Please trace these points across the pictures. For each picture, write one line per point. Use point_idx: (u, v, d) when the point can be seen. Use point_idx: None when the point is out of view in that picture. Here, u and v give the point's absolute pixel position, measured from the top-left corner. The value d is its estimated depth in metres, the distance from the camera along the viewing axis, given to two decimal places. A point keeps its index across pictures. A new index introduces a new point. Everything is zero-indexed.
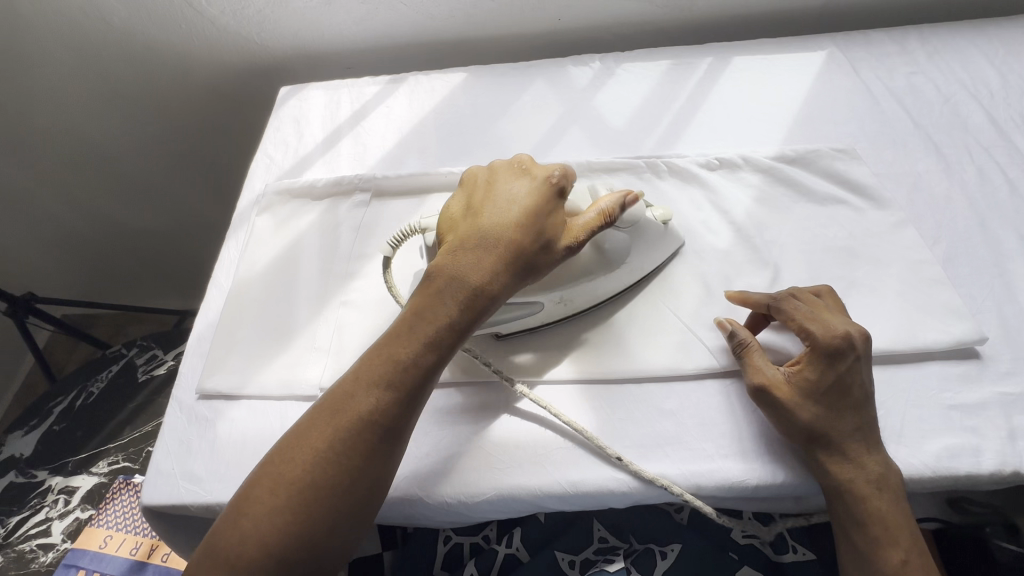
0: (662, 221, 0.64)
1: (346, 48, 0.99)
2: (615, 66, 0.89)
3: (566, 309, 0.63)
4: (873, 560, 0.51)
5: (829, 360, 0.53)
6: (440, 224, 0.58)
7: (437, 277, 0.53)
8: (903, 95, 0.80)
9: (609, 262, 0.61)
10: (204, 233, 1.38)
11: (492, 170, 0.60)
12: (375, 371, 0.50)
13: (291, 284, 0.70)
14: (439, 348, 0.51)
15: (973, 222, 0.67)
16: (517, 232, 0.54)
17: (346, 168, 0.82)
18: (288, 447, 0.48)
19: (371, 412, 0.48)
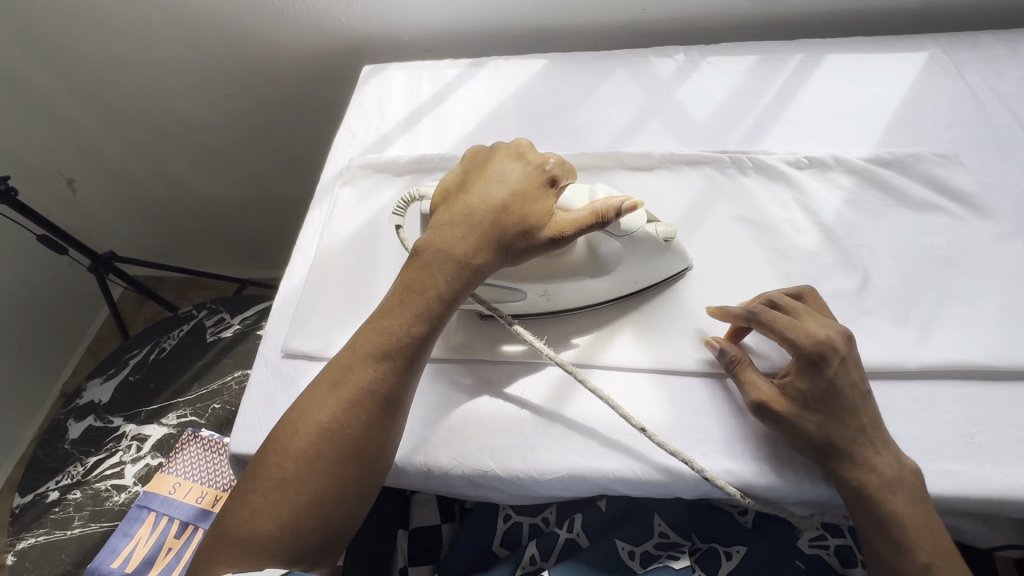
0: (663, 237, 0.60)
1: (428, 31, 1.01)
2: (700, 59, 0.88)
3: (550, 304, 0.63)
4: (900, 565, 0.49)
5: (813, 368, 0.52)
6: (434, 199, 0.61)
7: (427, 255, 0.57)
8: (1012, 102, 0.75)
9: (598, 266, 0.60)
10: (269, 208, 1.42)
11: (480, 153, 0.63)
12: (371, 345, 0.55)
13: (373, 255, 0.72)
14: (424, 319, 0.55)
15: None
16: (501, 217, 0.56)
17: (426, 147, 0.84)
18: (294, 419, 0.52)
19: (362, 383, 0.53)
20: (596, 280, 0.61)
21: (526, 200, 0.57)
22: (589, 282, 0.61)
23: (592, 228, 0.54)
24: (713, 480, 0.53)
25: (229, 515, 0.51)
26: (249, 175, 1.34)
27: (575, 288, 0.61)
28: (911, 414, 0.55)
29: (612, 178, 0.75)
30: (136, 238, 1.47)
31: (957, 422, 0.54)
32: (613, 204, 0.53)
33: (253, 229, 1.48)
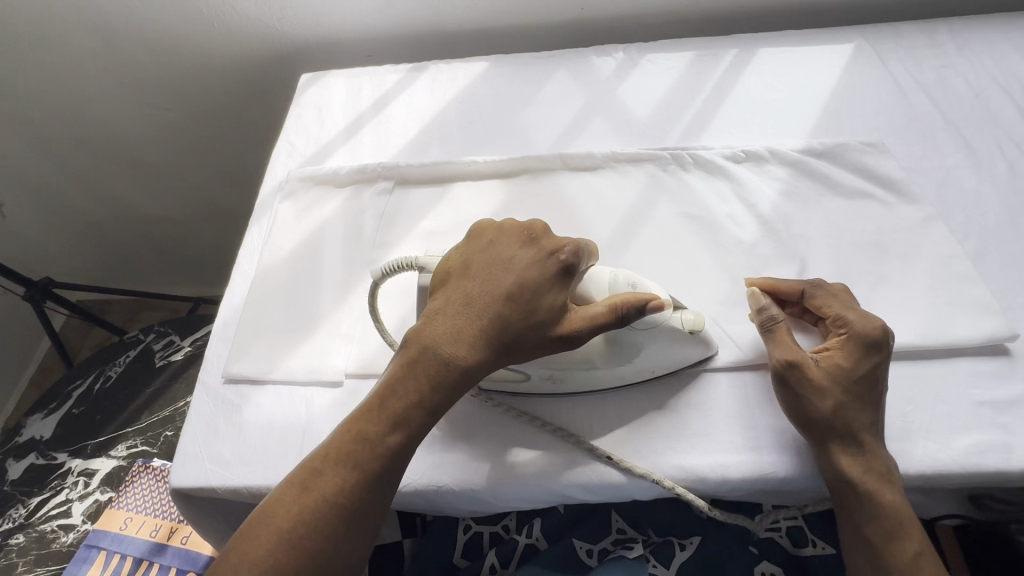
0: (691, 328, 0.56)
1: (366, 36, 0.99)
2: (639, 57, 0.89)
3: (556, 388, 0.59)
4: (887, 554, 0.51)
5: (865, 351, 0.53)
6: (433, 277, 0.56)
7: (421, 348, 0.52)
8: (932, 89, 0.79)
9: (616, 358, 0.56)
10: (214, 224, 1.37)
11: (491, 228, 0.58)
12: (348, 449, 0.48)
13: (316, 271, 0.70)
14: (409, 427, 0.50)
15: (1004, 216, 0.66)
16: (504, 306, 0.52)
17: (368, 156, 0.82)
18: (253, 523, 0.46)
19: (334, 494, 0.47)
20: (610, 370, 0.57)
21: (534, 290, 0.52)
22: (603, 372, 0.57)
23: (608, 327, 0.51)
24: (658, 480, 0.54)
25: None
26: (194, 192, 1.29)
27: (587, 377, 0.57)
28: None
29: (556, 180, 0.75)
30: (71, 261, 1.39)
31: (891, 402, 0.56)
32: (639, 298, 0.51)
33: (200, 247, 1.42)
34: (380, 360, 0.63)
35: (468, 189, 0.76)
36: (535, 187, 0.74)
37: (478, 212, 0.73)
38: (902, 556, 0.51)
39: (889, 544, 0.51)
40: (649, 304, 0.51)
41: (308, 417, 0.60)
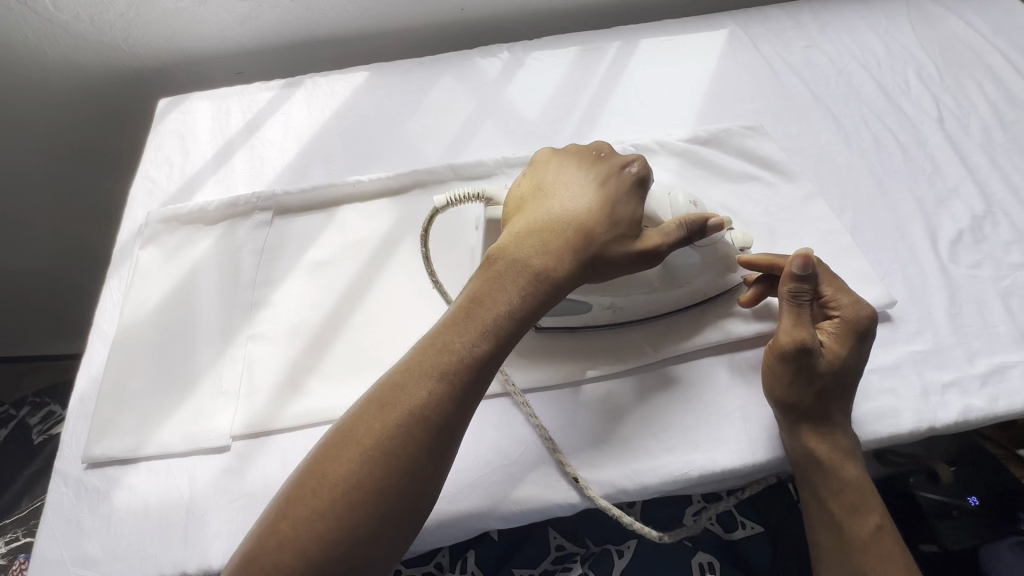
0: (741, 245, 0.58)
1: (230, 51, 0.93)
2: (524, 55, 0.87)
3: (616, 317, 0.59)
4: (845, 525, 0.52)
5: (859, 341, 0.52)
6: (507, 203, 0.55)
7: (502, 260, 0.50)
8: (800, 69, 0.82)
9: (674, 279, 0.56)
10: (65, 278, 1.16)
11: (557, 154, 0.58)
12: (432, 360, 0.45)
13: (189, 322, 0.63)
14: (497, 339, 0.46)
15: (873, 187, 0.69)
16: (584, 215, 0.51)
17: (242, 186, 0.75)
18: (331, 444, 0.42)
19: (425, 404, 0.43)
20: (668, 292, 0.57)
21: (613, 201, 0.52)
22: (661, 296, 0.57)
23: (681, 243, 0.51)
24: (587, 492, 0.52)
25: (241, 557, 0.38)
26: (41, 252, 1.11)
27: (647, 301, 0.57)
28: (754, 382, 0.57)
29: (449, 193, 0.71)
30: None
31: None
32: (701, 218, 0.51)
33: (56, 315, 1.20)
34: (270, 416, 0.57)
35: (355, 212, 0.70)
36: (428, 204, 0.70)
37: (367, 234, 0.68)
38: (860, 529, 0.52)
39: (851, 518, 0.52)
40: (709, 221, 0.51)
41: (190, 492, 0.53)
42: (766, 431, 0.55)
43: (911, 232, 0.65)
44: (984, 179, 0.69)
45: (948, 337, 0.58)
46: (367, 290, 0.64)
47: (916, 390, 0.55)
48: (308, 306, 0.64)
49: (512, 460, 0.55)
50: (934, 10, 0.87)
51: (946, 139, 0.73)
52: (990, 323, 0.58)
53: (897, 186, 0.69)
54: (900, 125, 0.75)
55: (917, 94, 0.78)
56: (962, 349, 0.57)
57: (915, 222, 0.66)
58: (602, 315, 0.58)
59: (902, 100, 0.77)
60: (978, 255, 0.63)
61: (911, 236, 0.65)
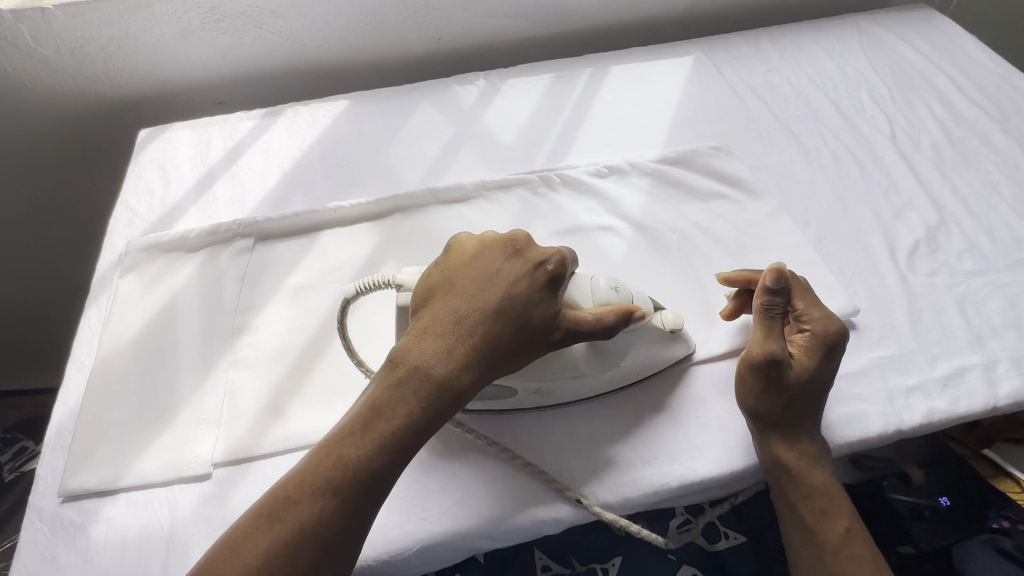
0: (671, 327, 0.57)
1: (211, 84, 0.94)
2: (500, 83, 0.90)
3: (546, 400, 0.57)
4: (814, 530, 0.53)
5: (828, 354, 0.54)
6: (419, 286, 0.53)
7: (406, 365, 0.48)
8: (762, 92, 0.86)
9: (602, 364, 0.55)
10: (39, 308, 1.14)
11: (478, 239, 0.55)
12: (324, 476, 0.44)
13: (169, 350, 0.62)
14: (393, 449, 0.46)
15: (834, 202, 0.72)
16: (492, 317, 0.50)
17: (223, 213, 0.75)
18: (216, 558, 0.42)
19: (311, 524, 0.43)
20: (597, 376, 0.56)
21: (525, 302, 0.50)
22: (590, 379, 0.56)
23: (595, 334, 0.51)
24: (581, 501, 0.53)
25: None
26: (15, 282, 1.09)
27: (575, 386, 0.56)
28: (729, 392, 0.59)
29: (429, 217, 0.72)
30: None
31: None
32: (622, 311, 0.51)
33: (29, 346, 1.17)
34: (254, 441, 0.56)
35: (336, 236, 0.72)
36: (408, 227, 0.72)
37: (348, 258, 0.70)
38: (829, 532, 0.53)
39: (820, 522, 0.53)
40: (633, 314, 0.52)
41: (170, 522, 0.53)
42: (741, 439, 0.56)
43: (871, 244, 0.68)
44: (936, 192, 0.73)
45: (909, 343, 0.60)
46: None
47: (882, 394, 0.57)
48: (289, 331, 0.64)
49: (496, 477, 0.55)
50: (884, 36, 0.93)
51: (899, 155, 0.77)
52: (948, 329, 0.61)
53: (856, 200, 0.72)
54: (857, 143, 0.79)
55: (871, 114, 0.82)
56: (924, 354, 0.60)
57: (875, 234, 0.69)
58: (530, 400, 0.56)
59: (857, 120, 0.82)
60: (934, 264, 0.66)
61: (872, 247, 0.68)
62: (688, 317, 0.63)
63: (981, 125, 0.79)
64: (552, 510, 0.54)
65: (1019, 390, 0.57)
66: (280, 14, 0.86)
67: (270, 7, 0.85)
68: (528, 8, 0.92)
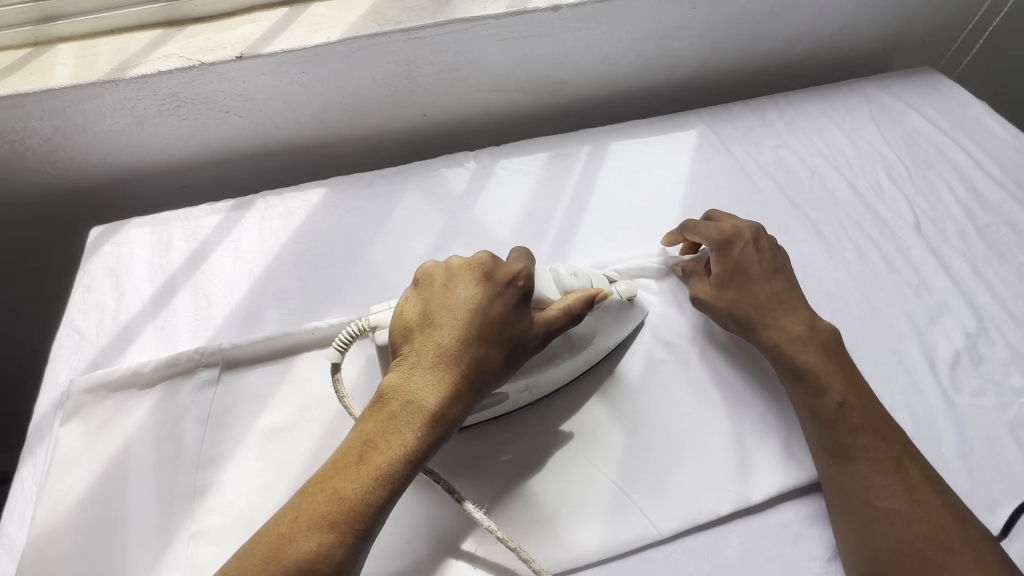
0: (627, 296, 0.61)
1: (172, 168, 0.85)
2: (492, 164, 0.83)
3: (533, 396, 0.58)
4: (818, 408, 0.54)
5: (722, 251, 0.64)
6: (397, 318, 0.52)
7: (394, 398, 0.48)
8: (773, 171, 0.81)
9: (579, 347, 0.57)
10: None
11: (443, 267, 0.54)
12: (319, 510, 0.43)
13: (119, 520, 0.53)
14: (388, 483, 0.45)
15: (863, 304, 0.66)
16: (474, 342, 0.50)
17: (185, 333, 0.66)
18: None
19: (307, 564, 0.41)
20: (573, 361, 0.57)
21: (503, 325, 0.51)
22: (569, 363, 0.57)
23: (563, 327, 0.54)
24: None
25: None
26: None
27: (559, 372, 0.57)
28: (770, 553, 0.51)
29: None
30: None
31: (808, 550, 0.52)
32: (585, 297, 0.55)
33: None
34: None
35: (313, 362, 0.63)
36: None
37: (328, 388, 0.61)
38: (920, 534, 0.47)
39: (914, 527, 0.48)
40: (596, 296, 0.55)
41: None
42: None
43: (908, 356, 0.62)
44: (971, 291, 0.67)
45: (964, 483, 0.54)
46: None
47: None
48: (261, 489, 0.55)
49: None
50: (894, 105, 0.89)
51: (927, 246, 0.71)
52: (1003, 463, 0.55)
53: (886, 302, 0.66)
54: (880, 232, 0.73)
55: (891, 197, 0.77)
56: (982, 498, 0.53)
57: (911, 344, 0.63)
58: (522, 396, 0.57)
59: (876, 203, 0.76)
60: (979, 380, 0.60)
61: (909, 360, 0.62)
62: (718, 456, 0.56)
63: (1008, 209, 0.74)
64: None
65: None
66: (247, 97, 0.78)
67: (236, 91, 0.76)
68: (518, 81, 0.86)
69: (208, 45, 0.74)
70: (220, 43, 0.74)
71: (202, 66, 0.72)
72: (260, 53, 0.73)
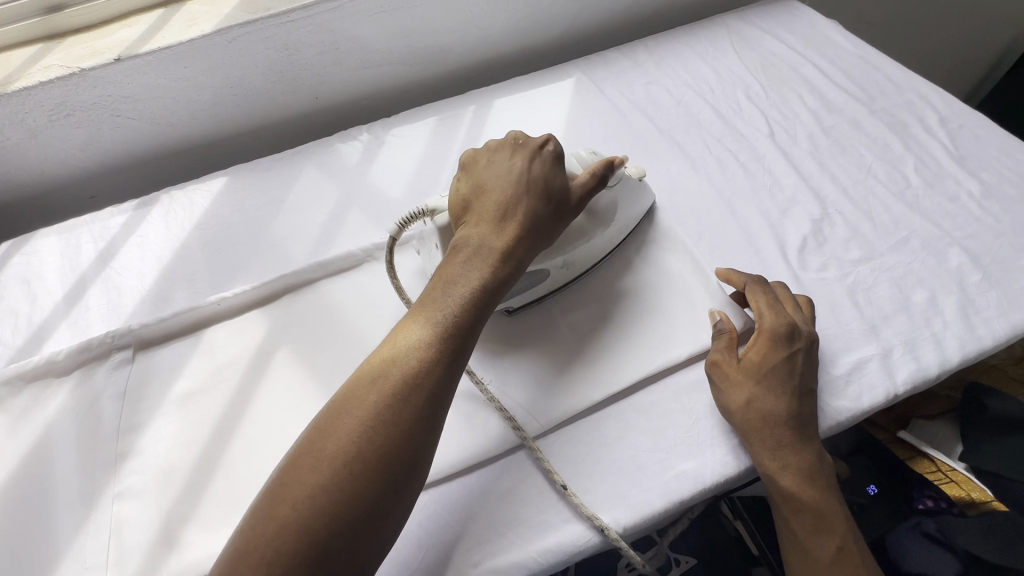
0: (637, 175, 0.68)
1: (77, 178, 0.88)
2: (384, 133, 0.87)
3: (570, 275, 0.64)
4: (735, 411, 0.55)
5: (774, 344, 0.56)
6: (453, 196, 0.59)
7: (463, 245, 0.53)
8: (644, 106, 0.87)
9: (604, 220, 0.64)
10: None
11: (482, 149, 0.61)
12: (414, 336, 0.47)
13: (45, 493, 0.57)
14: (474, 300, 0.49)
15: (724, 209, 0.73)
16: (524, 192, 0.55)
17: (99, 324, 0.70)
18: (326, 422, 0.43)
19: (413, 373, 0.44)
20: (602, 236, 0.64)
21: (551, 182, 0.57)
22: (597, 241, 0.64)
23: (595, 190, 0.60)
24: (603, 529, 0.51)
25: (253, 522, 0.39)
26: None
27: (590, 250, 0.63)
28: (643, 429, 0.57)
29: (320, 291, 0.70)
30: None
31: (675, 420, 0.57)
32: (604, 163, 0.61)
33: None
34: None
35: (222, 330, 0.67)
36: (298, 309, 0.68)
37: (237, 351, 0.66)
38: (821, 551, 0.52)
39: (812, 538, 0.52)
40: (613, 163, 0.62)
41: None
42: (660, 479, 0.54)
43: (762, 247, 0.69)
44: (817, 183, 0.74)
45: None
46: (244, 413, 0.61)
47: None
48: (178, 446, 0.59)
49: (437, 545, 0.52)
50: (752, 32, 0.96)
51: (779, 151, 0.78)
52: (843, 322, 0.62)
53: (743, 204, 0.73)
54: (738, 145, 0.80)
55: (748, 113, 0.84)
56: (824, 352, 0.60)
57: (765, 237, 0.70)
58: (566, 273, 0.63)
59: (735, 120, 0.83)
60: (823, 258, 0.67)
61: (763, 250, 0.69)
62: (596, 333, 0.62)
63: (850, 110, 0.82)
64: (536, 546, 0.51)
65: (915, 373, 0.58)
66: (135, 98, 0.81)
67: (123, 93, 0.79)
68: (402, 54, 0.91)
69: (87, 52, 0.77)
70: (98, 48, 0.77)
71: (83, 72, 0.75)
72: (138, 53, 0.76)
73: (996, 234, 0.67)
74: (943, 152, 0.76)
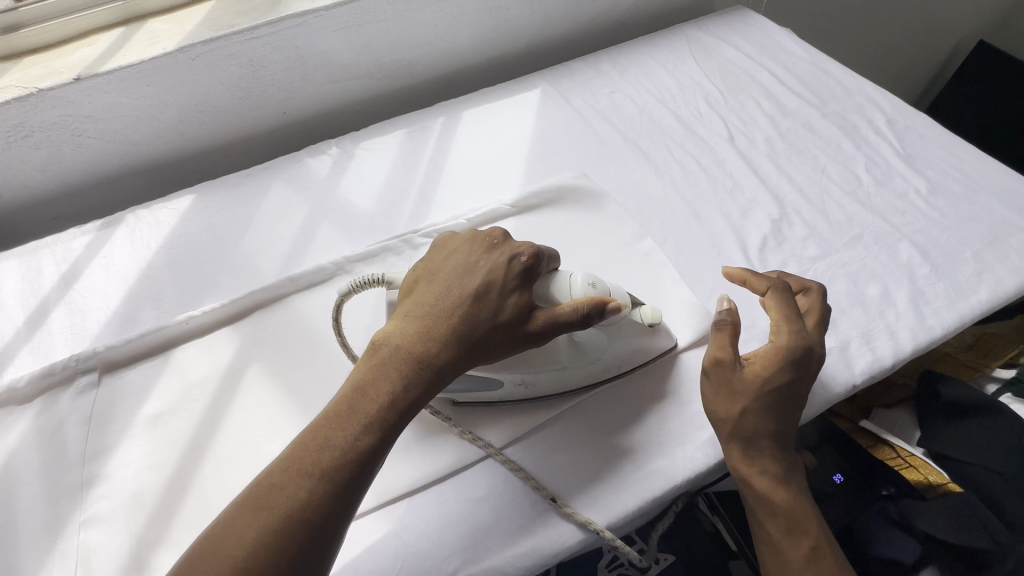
0: (650, 321, 0.58)
1: (37, 200, 0.86)
2: (353, 147, 0.88)
3: (530, 392, 0.58)
4: (726, 419, 0.54)
5: (788, 365, 0.54)
6: (405, 280, 0.56)
7: (390, 351, 0.49)
8: (609, 114, 0.89)
9: (585, 357, 0.57)
10: None
11: (454, 236, 0.58)
12: (312, 457, 0.42)
13: (7, 525, 0.55)
14: (385, 424, 0.45)
15: (688, 212, 0.75)
16: (468, 298, 0.51)
17: (63, 348, 0.68)
18: (199, 552, 0.39)
19: (301, 508, 0.40)
20: (579, 368, 0.57)
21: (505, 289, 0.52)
22: (570, 372, 0.57)
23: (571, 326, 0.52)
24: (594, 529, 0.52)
25: None
26: None
27: (559, 379, 0.57)
28: (616, 429, 0.58)
29: (292, 306, 0.69)
30: None
31: (647, 419, 0.59)
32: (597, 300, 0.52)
33: None
34: None
35: (192, 349, 0.67)
36: (270, 325, 0.68)
37: (207, 370, 0.65)
38: (795, 552, 0.52)
39: (787, 540, 0.53)
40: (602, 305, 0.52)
41: None
42: (633, 479, 0.55)
43: (726, 247, 0.71)
44: (775, 185, 0.77)
45: None
46: (216, 433, 0.60)
47: None
48: (149, 469, 0.58)
49: (415, 554, 0.52)
50: (710, 41, 0.99)
51: (739, 154, 0.81)
52: None
53: (707, 207, 0.75)
54: (700, 150, 0.82)
55: (708, 119, 0.87)
56: None
57: (728, 237, 0.72)
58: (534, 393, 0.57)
59: (696, 125, 0.86)
60: (783, 256, 0.70)
61: (727, 250, 0.71)
62: None
63: (804, 113, 0.86)
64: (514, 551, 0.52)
65: (872, 364, 0.60)
66: (97, 118, 0.80)
67: (84, 113, 0.78)
68: (369, 68, 0.91)
69: (45, 72, 0.76)
70: (57, 68, 0.76)
71: (40, 92, 0.74)
72: (98, 72, 0.75)
73: (943, 227, 0.71)
74: (892, 152, 0.80)
